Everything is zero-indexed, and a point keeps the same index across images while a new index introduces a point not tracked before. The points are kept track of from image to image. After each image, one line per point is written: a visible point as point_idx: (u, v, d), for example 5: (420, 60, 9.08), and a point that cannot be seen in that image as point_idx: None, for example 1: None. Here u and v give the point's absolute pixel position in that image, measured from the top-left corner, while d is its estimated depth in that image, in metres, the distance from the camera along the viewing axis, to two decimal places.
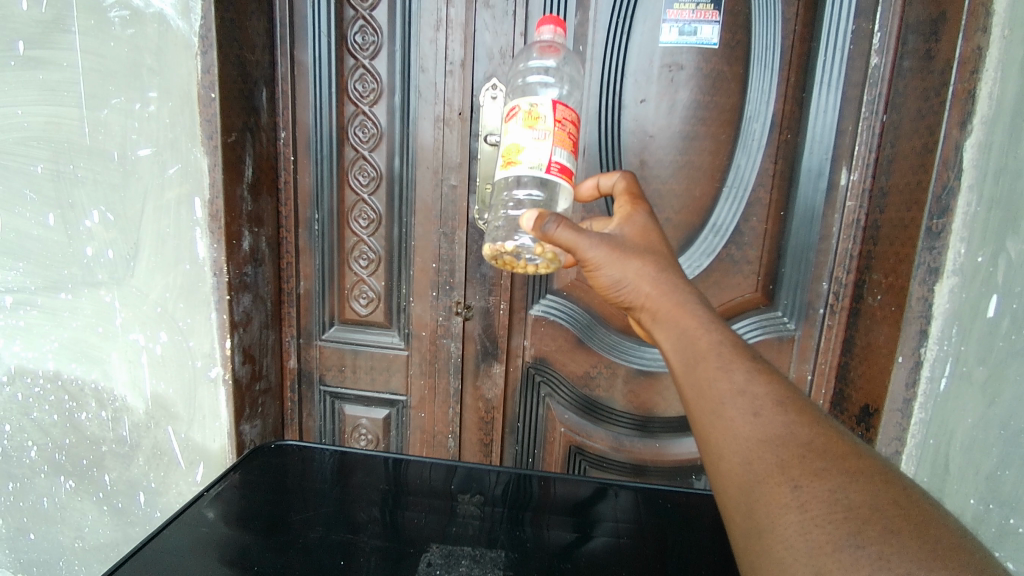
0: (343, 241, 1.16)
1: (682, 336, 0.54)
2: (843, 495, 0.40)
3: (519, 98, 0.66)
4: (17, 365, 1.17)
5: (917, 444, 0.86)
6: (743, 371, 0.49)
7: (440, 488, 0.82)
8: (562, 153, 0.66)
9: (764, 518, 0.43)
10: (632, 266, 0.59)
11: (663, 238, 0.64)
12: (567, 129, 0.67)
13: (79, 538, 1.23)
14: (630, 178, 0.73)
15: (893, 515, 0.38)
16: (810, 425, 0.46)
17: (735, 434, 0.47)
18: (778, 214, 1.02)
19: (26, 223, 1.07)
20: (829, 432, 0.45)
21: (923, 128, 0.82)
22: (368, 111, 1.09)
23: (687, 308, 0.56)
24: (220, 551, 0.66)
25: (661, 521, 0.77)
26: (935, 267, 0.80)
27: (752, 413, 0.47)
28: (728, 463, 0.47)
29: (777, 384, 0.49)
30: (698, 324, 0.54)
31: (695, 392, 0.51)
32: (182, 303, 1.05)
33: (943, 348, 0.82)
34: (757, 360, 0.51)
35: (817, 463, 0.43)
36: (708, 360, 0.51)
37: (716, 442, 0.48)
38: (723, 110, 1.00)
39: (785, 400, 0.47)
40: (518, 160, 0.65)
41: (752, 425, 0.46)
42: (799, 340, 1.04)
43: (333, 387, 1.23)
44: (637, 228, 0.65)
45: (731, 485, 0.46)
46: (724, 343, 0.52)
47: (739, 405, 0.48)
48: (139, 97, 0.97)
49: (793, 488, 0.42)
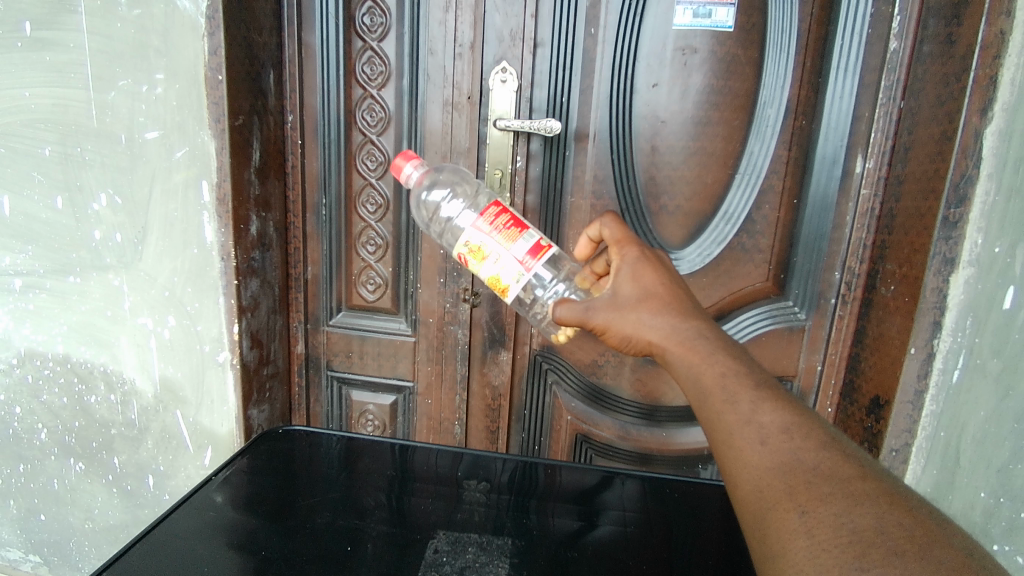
0: (351, 226, 1.15)
1: (689, 377, 0.54)
2: (848, 519, 0.39)
3: (459, 244, 0.72)
4: (27, 348, 1.17)
5: (929, 436, 0.85)
6: (748, 401, 0.49)
7: (447, 474, 0.82)
8: (522, 242, 0.69)
9: (775, 542, 0.42)
10: (630, 321, 0.59)
11: (656, 274, 0.62)
12: (505, 224, 0.70)
13: (89, 520, 1.27)
14: (612, 219, 0.70)
15: (898, 537, 0.37)
16: (817, 449, 0.45)
17: (746, 464, 0.46)
18: (791, 202, 1.00)
19: (34, 206, 1.07)
20: (835, 454, 0.44)
21: (943, 115, 0.80)
22: (376, 95, 1.08)
23: (691, 346, 0.55)
24: (228, 536, 0.66)
25: (669, 510, 0.77)
26: (951, 257, 0.79)
27: (759, 442, 0.47)
28: (741, 491, 0.46)
29: (786, 409, 0.48)
30: (700, 358, 0.54)
31: (708, 423, 0.51)
32: (190, 288, 1.06)
33: (957, 340, 0.81)
34: (758, 384, 0.50)
35: (823, 488, 0.42)
36: (714, 395, 0.51)
37: (731, 470, 0.48)
38: (737, 95, 0.98)
39: (791, 426, 0.47)
40: (503, 283, 0.69)
41: (760, 453, 0.46)
42: (810, 330, 1.03)
43: (340, 372, 1.23)
44: (629, 271, 0.63)
45: (746, 511, 0.46)
46: (727, 374, 0.51)
47: (747, 434, 0.47)
48: (147, 79, 0.96)
49: (800, 513, 0.41)
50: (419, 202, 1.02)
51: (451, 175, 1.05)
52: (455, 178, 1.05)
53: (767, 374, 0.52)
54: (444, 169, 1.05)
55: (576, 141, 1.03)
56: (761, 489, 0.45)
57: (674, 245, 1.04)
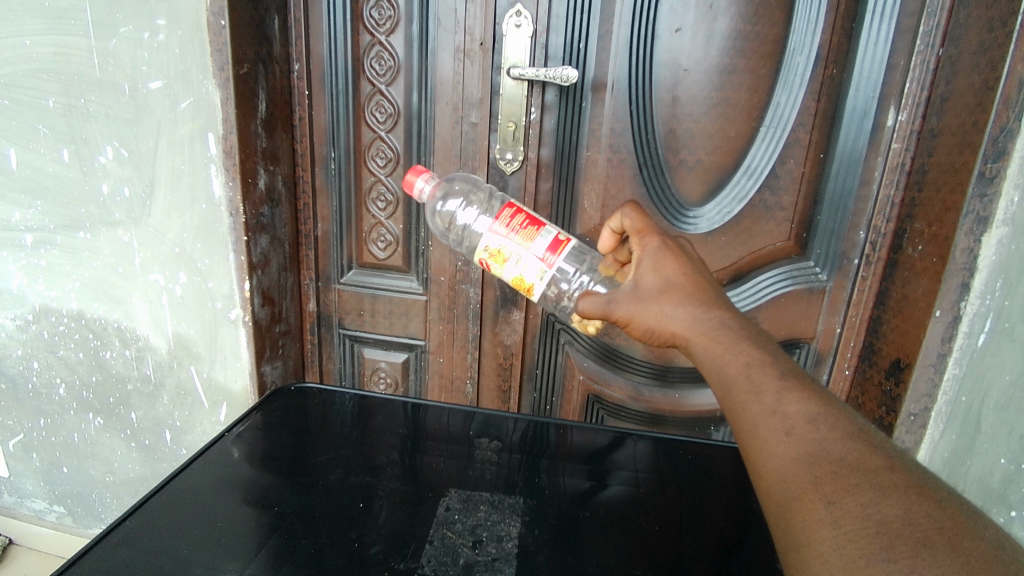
0: (361, 181, 1.12)
1: (711, 367, 0.51)
2: (875, 510, 0.38)
3: (478, 249, 0.71)
4: (41, 304, 1.17)
5: (950, 401, 0.82)
6: (774, 391, 0.47)
7: (459, 433, 0.81)
8: (540, 239, 0.68)
9: (800, 533, 0.40)
10: (654, 315, 0.57)
11: (678, 265, 0.59)
12: (521, 223, 0.69)
13: (110, 473, 1.29)
14: (632, 210, 0.67)
15: (926, 530, 0.36)
16: (844, 439, 0.43)
17: (770, 454, 0.44)
18: (817, 156, 0.96)
19: (41, 159, 1.05)
20: (863, 444, 0.42)
21: (984, 63, 0.76)
22: (384, 42, 1.04)
23: (716, 337, 0.52)
24: (243, 492, 0.65)
25: (680, 471, 0.76)
26: (985, 216, 0.76)
27: (785, 432, 0.45)
28: (766, 481, 0.45)
29: (813, 399, 0.46)
30: (723, 349, 0.51)
31: (734, 412, 0.49)
32: (200, 244, 1.04)
33: (985, 303, 0.77)
34: (783, 373, 0.48)
35: (850, 479, 0.40)
36: (739, 385, 0.48)
37: (755, 460, 0.46)
38: (764, 41, 0.93)
39: (817, 416, 0.44)
40: (527, 282, 0.69)
41: (786, 443, 0.44)
42: (831, 291, 1.00)
43: (352, 330, 1.22)
44: (649, 263, 0.61)
45: (770, 500, 0.44)
46: (752, 364, 0.49)
47: (772, 425, 0.45)
48: (148, 25, 0.93)
49: (826, 504, 0.40)
50: (433, 211, 1.05)
51: (463, 183, 1.06)
52: (468, 186, 1.06)
53: (793, 362, 0.50)
54: (455, 179, 1.06)
55: (594, 92, 0.99)
56: (786, 479, 0.43)
57: (694, 202, 1.01)
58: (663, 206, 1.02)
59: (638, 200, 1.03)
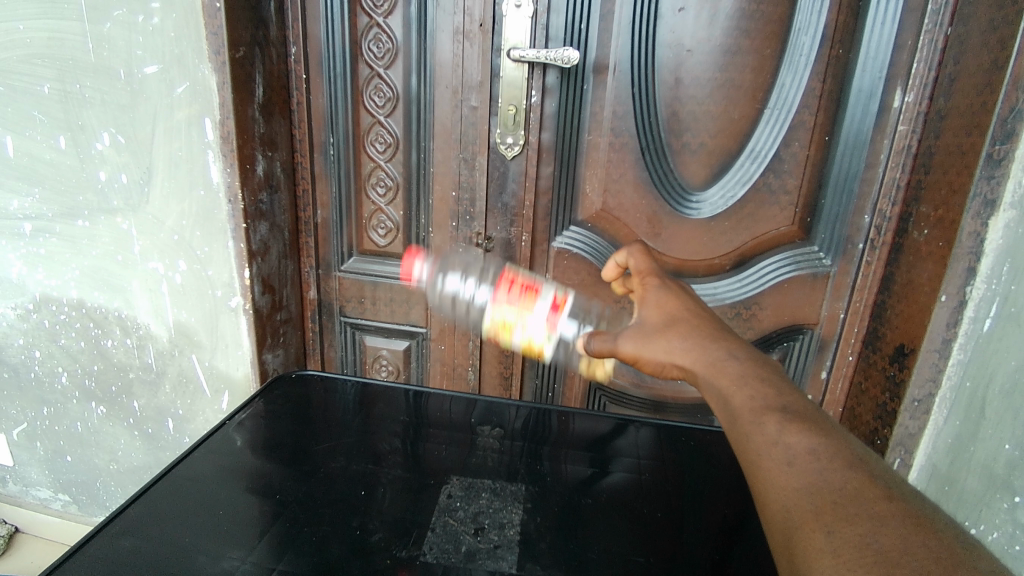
0: (360, 166, 1.11)
1: (718, 398, 0.51)
2: (874, 540, 0.35)
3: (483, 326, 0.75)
4: (41, 293, 1.16)
5: (954, 386, 0.82)
6: (776, 423, 0.46)
7: (461, 421, 0.80)
8: (540, 305, 0.73)
9: (797, 566, 0.37)
10: (660, 348, 0.58)
11: (681, 305, 0.62)
12: (521, 292, 0.74)
13: (113, 461, 1.29)
14: (637, 252, 0.73)
15: (923, 559, 0.33)
16: (844, 471, 0.41)
17: (770, 485, 0.42)
18: (822, 139, 0.94)
19: (37, 146, 1.04)
20: (864, 477, 0.40)
21: (994, 41, 0.74)
22: (382, 23, 1.02)
23: (721, 366, 0.53)
24: (245, 479, 0.65)
25: (681, 457, 0.75)
26: (992, 199, 0.75)
27: (787, 463, 0.43)
28: (768, 513, 0.42)
29: (815, 432, 0.44)
30: (728, 379, 0.51)
31: (739, 446, 0.47)
32: (199, 231, 1.03)
33: (991, 287, 0.76)
34: (787, 408, 0.47)
35: (849, 509, 0.38)
36: (743, 417, 0.47)
37: (757, 493, 0.44)
38: (769, 20, 0.91)
39: (820, 448, 0.43)
40: (536, 346, 0.73)
41: (787, 474, 0.42)
42: (834, 277, 0.99)
43: (353, 318, 1.22)
44: (654, 301, 0.64)
45: (770, 534, 0.41)
46: (757, 397, 0.48)
47: (774, 455, 0.44)
48: (142, 9, 0.92)
49: (826, 533, 0.37)
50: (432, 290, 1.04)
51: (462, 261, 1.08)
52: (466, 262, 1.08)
53: (799, 400, 0.49)
54: (453, 257, 1.09)
55: (595, 74, 0.98)
56: (787, 509, 0.40)
57: (697, 186, 1.00)
58: (665, 191, 1.01)
59: (640, 183, 1.02)
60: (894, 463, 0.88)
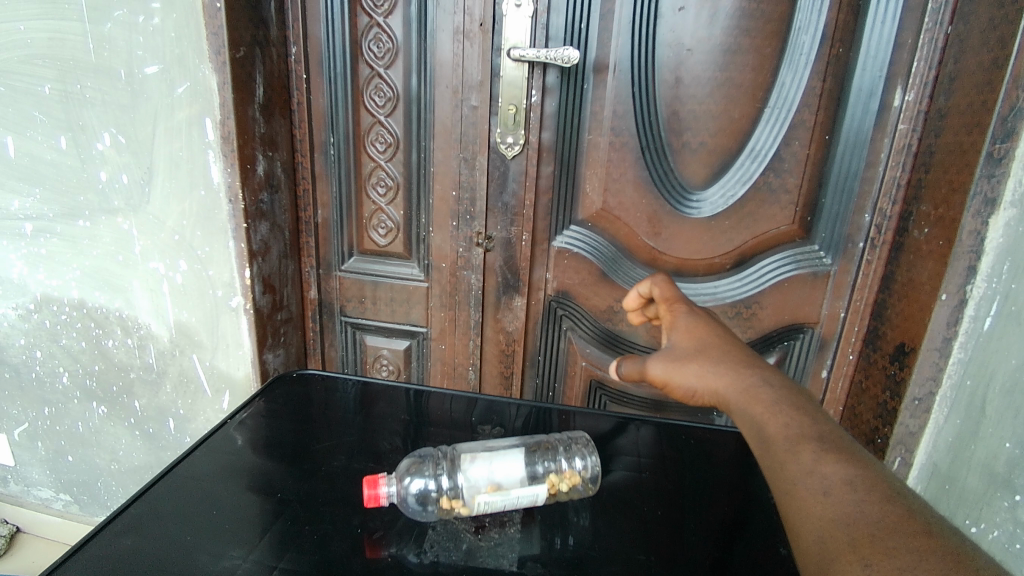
0: (360, 166, 1.11)
1: (752, 425, 0.51)
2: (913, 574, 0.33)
3: None
4: (42, 293, 1.17)
5: (955, 385, 0.82)
6: (811, 453, 0.45)
7: (461, 419, 0.80)
8: None
9: None
10: (692, 371, 0.58)
11: (712, 330, 0.62)
12: None
13: (115, 461, 1.29)
14: (661, 280, 0.71)
15: None
16: (882, 502, 0.40)
17: (805, 514, 0.41)
18: (822, 138, 0.94)
19: (38, 146, 1.04)
20: (904, 510, 0.39)
21: (994, 40, 0.74)
22: (382, 23, 1.02)
23: (755, 393, 0.53)
24: (247, 478, 0.65)
25: (682, 456, 0.75)
26: (992, 198, 0.75)
27: (823, 493, 0.42)
28: (803, 544, 0.41)
29: (851, 463, 0.43)
30: (763, 407, 0.51)
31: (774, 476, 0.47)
32: (200, 231, 1.03)
33: (992, 286, 0.76)
34: (823, 439, 0.46)
35: (887, 542, 0.36)
36: (778, 445, 0.47)
37: (793, 524, 0.43)
38: (769, 19, 0.91)
39: (857, 479, 0.42)
40: None
41: (822, 504, 0.41)
42: (835, 276, 0.99)
43: (354, 318, 1.22)
44: (683, 327, 0.63)
45: (806, 565, 0.40)
46: (792, 426, 0.48)
47: (810, 484, 0.43)
48: (142, 9, 0.92)
49: (863, 565, 0.35)
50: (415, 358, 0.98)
51: None
52: None
53: (837, 431, 0.48)
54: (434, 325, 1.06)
55: (595, 73, 0.98)
56: (822, 539, 0.39)
57: (697, 185, 1.00)
58: (666, 190, 1.01)
59: (640, 183, 1.02)
60: (894, 462, 0.89)
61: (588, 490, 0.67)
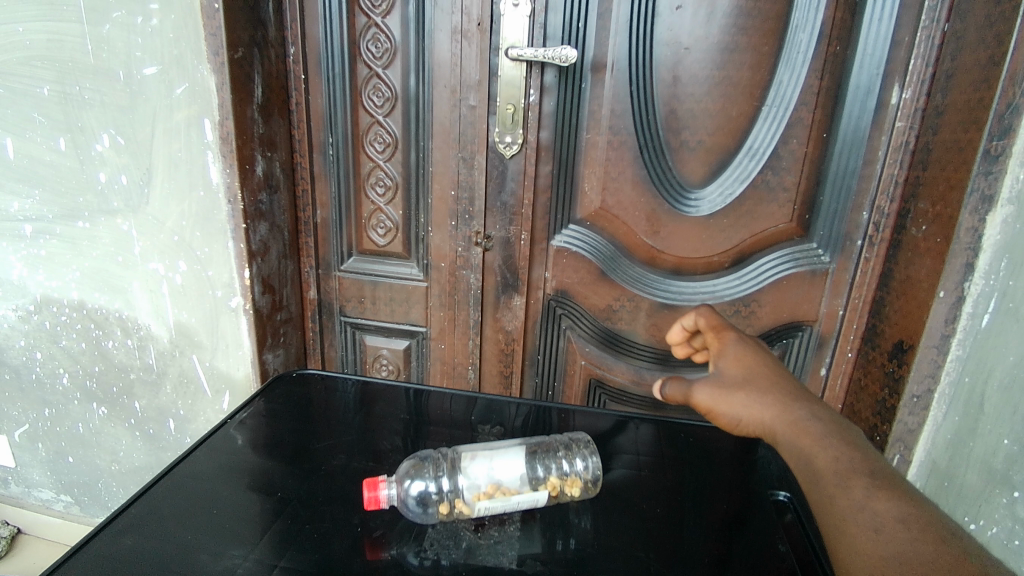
0: (359, 166, 1.12)
1: (799, 456, 0.52)
2: None
3: None
4: (42, 294, 1.17)
5: (954, 382, 0.82)
6: (863, 488, 0.45)
7: (461, 418, 0.80)
8: None
9: None
10: (740, 401, 0.58)
11: (761, 360, 0.62)
12: None
13: (115, 461, 1.29)
14: (706, 311, 0.70)
15: None
16: (936, 543, 0.40)
17: (856, 550, 0.42)
18: (820, 135, 0.94)
19: (38, 148, 1.04)
20: (959, 552, 0.39)
21: (991, 37, 0.74)
22: (380, 23, 1.02)
23: (802, 425, 0.53)
24: (248, 477, 0.65)
25: (681, 454, 0.75)
26: (990, 195, 0.75)
27: (874, 530, 0.42)
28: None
29: (902, 500, 0.44)
30: (813, 440, 0.51)
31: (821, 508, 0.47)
32: (199, 232, 1.04)
33: (989, 283, 0.76)
34: (875, 474, 0.47)
35: None
36: (827, 478, 0.48)
37: (842, 558, 0.43)
38: (767, 17, 0.91)
39: (910, 518, 0.42)
40: None
41: (873, 541, 0.42)
42: (833, 274, 0.99)
43: (353, 318, 1.22)
44: (733, 355, 0.64)
45: None
46: (841, 459, 0.49)
47: (860, 520, 0.43)
48: (140, 10, 0.92)
49: None
50: None
51: None
52: None
53: (887, 466, 0.48)
54: None
55: (593, 72, 0.98)
56: None
57: (695, 184, 1.01)
58: (664, 189, 1.01)
59: (639, 181, 1.02)
60: (893, 459, 0.89)
61: (590, 491, 0.66)
